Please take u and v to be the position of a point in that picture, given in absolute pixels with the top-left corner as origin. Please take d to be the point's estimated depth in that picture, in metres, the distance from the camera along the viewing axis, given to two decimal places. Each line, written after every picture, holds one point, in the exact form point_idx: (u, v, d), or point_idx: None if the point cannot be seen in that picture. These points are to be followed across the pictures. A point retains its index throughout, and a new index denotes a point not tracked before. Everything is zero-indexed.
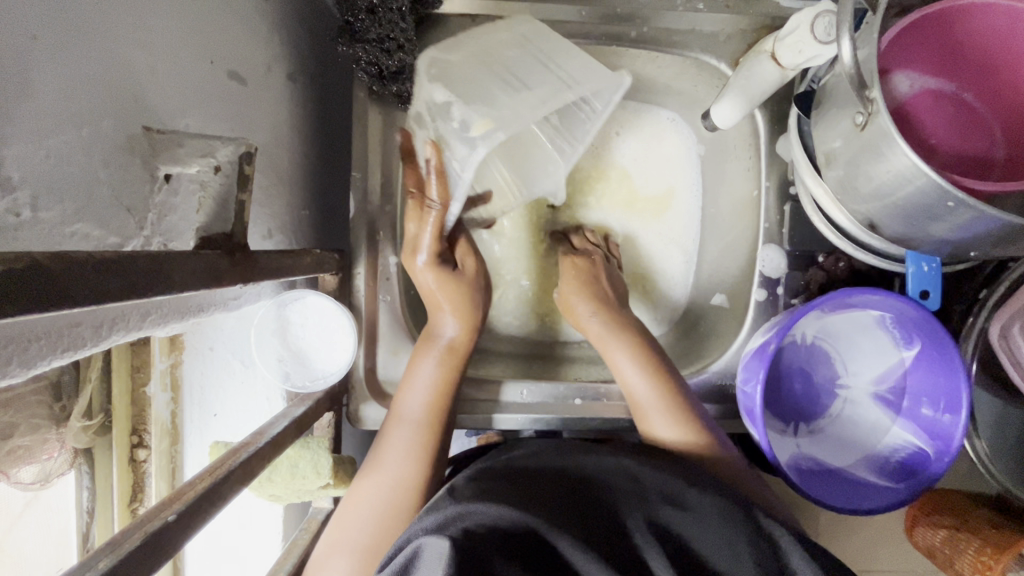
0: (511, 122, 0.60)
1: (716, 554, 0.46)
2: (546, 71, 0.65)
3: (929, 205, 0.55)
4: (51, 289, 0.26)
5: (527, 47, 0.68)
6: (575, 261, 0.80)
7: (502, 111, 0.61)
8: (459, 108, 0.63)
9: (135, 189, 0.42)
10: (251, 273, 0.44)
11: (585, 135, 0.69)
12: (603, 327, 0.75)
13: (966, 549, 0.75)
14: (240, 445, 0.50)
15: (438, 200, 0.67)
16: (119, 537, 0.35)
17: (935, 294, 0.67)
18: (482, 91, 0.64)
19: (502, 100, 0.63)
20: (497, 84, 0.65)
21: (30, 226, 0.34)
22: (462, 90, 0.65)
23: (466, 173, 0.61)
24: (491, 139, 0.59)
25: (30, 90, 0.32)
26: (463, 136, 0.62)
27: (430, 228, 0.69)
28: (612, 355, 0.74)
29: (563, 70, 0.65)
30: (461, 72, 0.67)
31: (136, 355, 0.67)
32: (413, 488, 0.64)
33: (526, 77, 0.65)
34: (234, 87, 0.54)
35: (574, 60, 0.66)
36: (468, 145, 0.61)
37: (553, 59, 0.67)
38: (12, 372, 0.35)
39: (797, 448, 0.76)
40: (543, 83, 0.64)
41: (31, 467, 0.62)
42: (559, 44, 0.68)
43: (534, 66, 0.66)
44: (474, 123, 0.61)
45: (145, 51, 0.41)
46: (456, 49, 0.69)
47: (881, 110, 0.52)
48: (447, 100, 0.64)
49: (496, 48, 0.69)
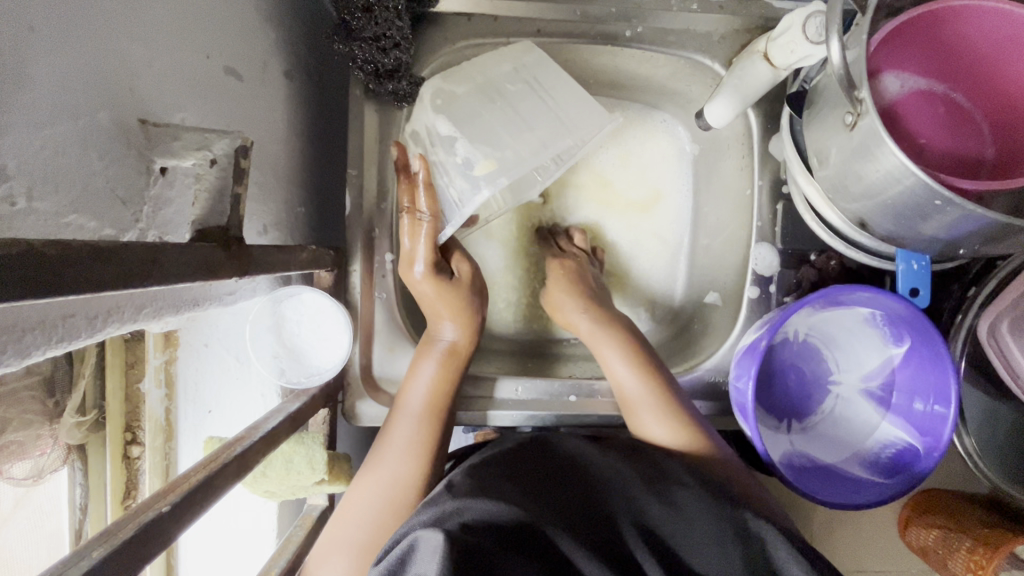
0: (513, 167, 0.66)
1: (708, 555, 0.46)
2: (549, 106, 0.71)
3: (917, 204, 0.55)
4: (45, 275, 0.26)
5: (525, 78, 0.72)
6: (563, 261, 0.81)
7: (504, 153, 0.67)
8: (463, 146, 0.67)
9: (131, 182, 0.42)
10: (246, 267, 0.44)
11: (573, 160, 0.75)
12: (597, 327, 0.75)
13: (959, 548, 0.76)
14: (234, 439, 0.50)
15: (428, 211, 0.68)
16: (112, 528, 0.35)
17: (925, 293, 0.68)
18: (486, 128, 0.69)
19: (504, 140, 0.68)
20: (500, 122, 0.69)
21: (26, 216, 0.34)
22: (468, 126, 0.69)
23: (467, 208, 0.67)
24: (495, 183, 0.65)
25: (27, 79, 0.32)
26: (466, 172, 0.67)
27: (423, 240, 0.69)
28: (604, 354, 0.74)
29: (561, 110, 0.71)
30: (465, 105, 0.70)
31: (130, 351, 0.68)
32: (409, 484, 0.65)
33: (526, 115, 0.70)
34: (231, 82, 0.54)
35: (570, 96, 0.71)
36: (471, 183, 0.66)
37: (550, 94, 0.71)
38: (8, 361, 0.35)
39: (790, 444, 0.77)
40: (543, 123, 0.70)
41: (23, 463, 0.62)
42: (555, 76, 0.72)
43: (532, 101, 0.71)
44: (478, 163, 0.66)
45: (141, 44, 0.41)
46: (458, 77, 0.71)
47: (870, 110, 0.53)
48: (453, 135, 0.68)
49: (497, 79, 0.71)
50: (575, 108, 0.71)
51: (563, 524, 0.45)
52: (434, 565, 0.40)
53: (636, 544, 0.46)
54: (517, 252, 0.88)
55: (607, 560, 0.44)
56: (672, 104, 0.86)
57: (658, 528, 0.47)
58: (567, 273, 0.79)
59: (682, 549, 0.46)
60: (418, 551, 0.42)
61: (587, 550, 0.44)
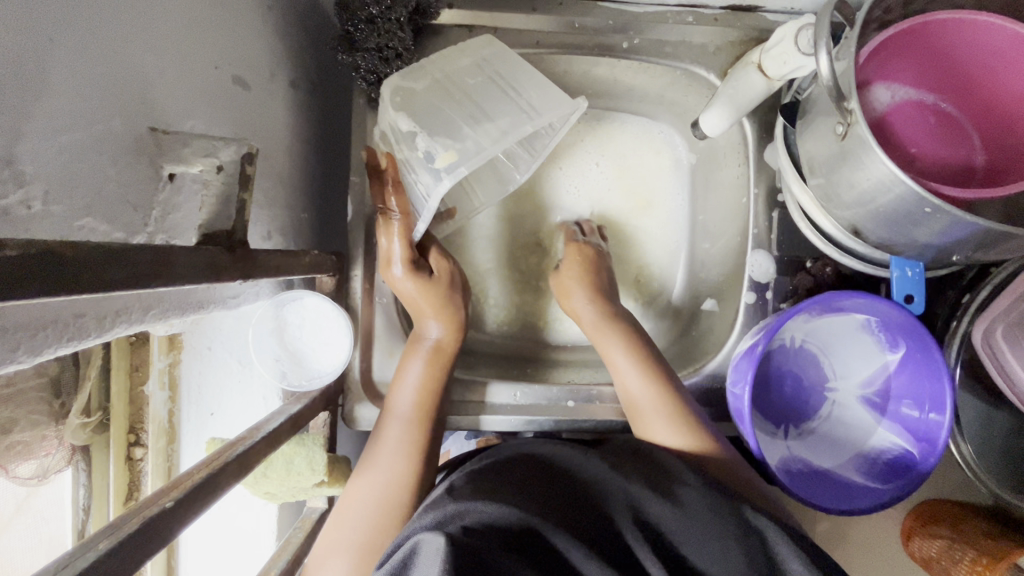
0: (473, 155, 0.62)
1: (713, 548, 0.47)
2: (510, 96, 0.68)
3: (908, 211, 0.57)
4: (63, 272, 0.27)
5: (487, 74, 0.70)
6: (584, 249, 0.82)
7: (466, 143, 0.64)
8: (424, 139, 0.65)
9: (141, 187, 0.43)
10: (250, 270, 0.46)
11: (546, 150, 0.71)
12: (602, 321, 0.77)
13: (962, 559, 0.77)
14: (237, 439, 0.51)
15: (399, 210, 0.70)
16: (117, 522, 0.36)
17: (919, 299, 0.69)
18: (447, 122, 0.67)
19: (465, 132, 0.65)
20: (462, 116, 0.67)
21: (41, 218, 0.35)
22: (428, 120, 0.66)
23: (431, 201, 0.63)
24: (454, 171, 0.61)
25: (45, 87, 0.34)
26: (429, 166, 0.64)
27: (399, 239, 0.70)
28: (610, 353, 0.75)
29: (522, 98, 0.68)
30: (425, 101, 0.68)
31: (136, 354, 0.69)
32: (405, 484, 0.65)
33: (489, 109, 0.68)
34: (237, 91, 0.56)
35: (533, 86, 0.69)
36: (434, 176, 0.63)
37: (512, 86, 0.69)
38: (19, 359, 0.36)
39: (787, 450, 0.78)
40: (504, 114, 0.67)
41: (29, 463, 0.64)
42: (516, 68, 0.70)
43: (495, 95, 0.69)
44: (439, 155, 0.64)
45: (155, 54, 0.43)
46: (420, 76, 0.69)
47: (859, 120, 0.54)
48: (413, 129, 0.66)
49: (457, 77, 0.70)
50: (530, 86, 0.69)
51: (562, 525, 0.46)
52: (435, 569, 0.40)
53: (636, 542, 0.47)
54: (516, 261, 0.90)
55: (610, 562, 0.45)
56: (668, 114, 0.87)
57: (661, 530, 0.48)
58: (582, 258, 0.81)
59: (689, 549, 0.47)
60: (420, 555, 0.43)
61: (589, 551, 0.45)
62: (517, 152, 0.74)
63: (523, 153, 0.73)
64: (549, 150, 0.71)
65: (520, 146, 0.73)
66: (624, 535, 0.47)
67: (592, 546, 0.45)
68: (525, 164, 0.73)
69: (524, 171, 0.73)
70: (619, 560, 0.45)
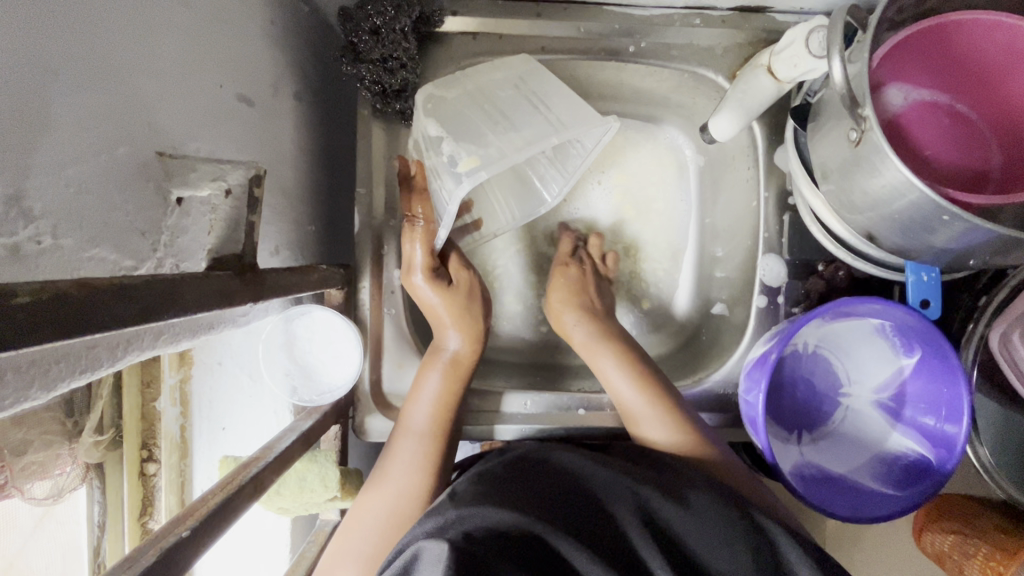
0: (495, 160, 0.61)
1: (719, 547, 0.47)
2: (542, 111, 0.67)
3: (925, 218, 0.55)
4: (74, 317, 0.27)
5: (521, 90, 0.69)
6: (567, 269, 0.82)
7: (489, 150, 0.63)
8: (449, 143, 0.65)
9: (148, 213, 0.43)
10: (260, 291, 0.46)
11: (577, 170, 0.70)
12: (592, 338, 0.76)
13: (974, 554, 0.75)
14: (249, 460, 0.51)
15: (424, 216, 0.71)
16: (135, 554, 0.36)
17: (936, 304, 0.67)
18: (475, 131, 0.66)
19: (490, 139, 0.64)
20: (490, 126, 0.66)
21: (51, 252, 0.35)
22: (455, 127, 0.66)
23: (451, 206, 0.62)
24: (474, 175, 0.60)
25: (51, 120, 0.34)
26: (451, 171, 0.63)
27: (420, 245, 0.70)
28: (600, 364, 0.74)
29: (553, 113, 0.66)
30: (455, 110, 0.68)
31: (147, 370, 0.69)
32: (417, 497, 0.65)
33: (517, 119, 0.66)
34: (243, 108, 0.55)
35: (564, 102, 0.67)
36: (454, 180, 0.62)
37: (544, 101, 0.68)
38: (34, 396, 0.36)
39: (800, 456, 0.77)
40: (532, 126, 0.65)
41: (42, 483, 0.65)
42: (551, 86, 0.69)
43: (526, 108, 0.68)
44: (462, 160, 0.63)
45: (159, 78, 0.43)
46: (453, 86, 0.70)
47: (874, 127, 0.53)
48: (440, 135, 0.66)
49: (490, 88, 0.70)
50: (563, 102, 0.68)
51: (564, 526, 0.46)
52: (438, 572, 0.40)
53: (642, 542, 0.46)
54: (525, 268, 0.90)
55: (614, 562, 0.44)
56: (676, 116, 0.86)
57: (659, 527, 0.48)
58: (568, 281, 0.80)
59: (694, 547, 0.46)
60: (422, 560, 0.43)
61: (591, 552, 0.44)
62: (549, 173, 0.74)
63: (558, 176, 0.73)
64: (580, 171, 0.69)
65: (554, 166, 0.73)
66: (622, 527, 0.47)
67: (596, 546, 0.45)
68: (555, 186, 0.72)
69: (553, 195, 0.73)
70: (625, 563, 0.44)
